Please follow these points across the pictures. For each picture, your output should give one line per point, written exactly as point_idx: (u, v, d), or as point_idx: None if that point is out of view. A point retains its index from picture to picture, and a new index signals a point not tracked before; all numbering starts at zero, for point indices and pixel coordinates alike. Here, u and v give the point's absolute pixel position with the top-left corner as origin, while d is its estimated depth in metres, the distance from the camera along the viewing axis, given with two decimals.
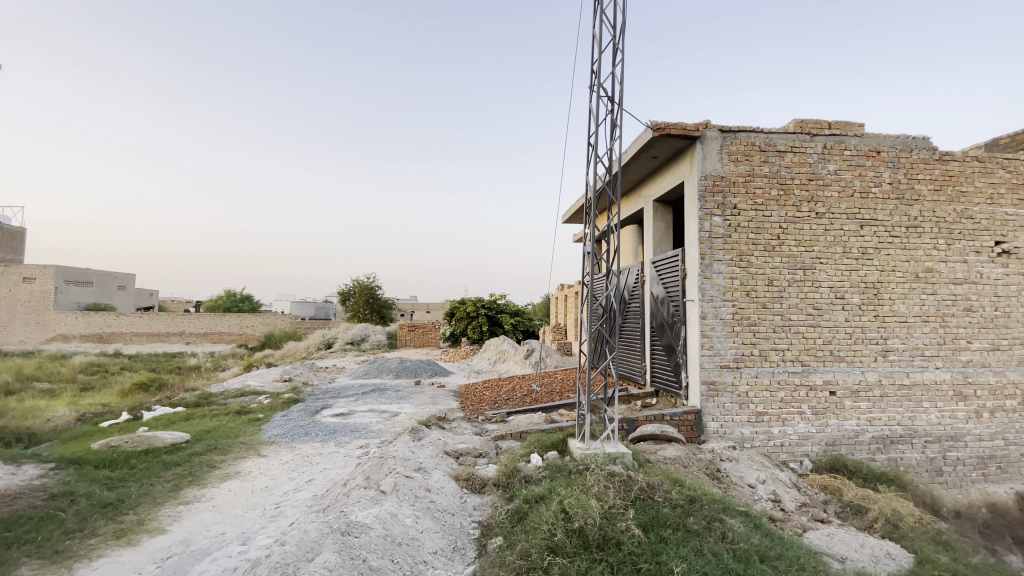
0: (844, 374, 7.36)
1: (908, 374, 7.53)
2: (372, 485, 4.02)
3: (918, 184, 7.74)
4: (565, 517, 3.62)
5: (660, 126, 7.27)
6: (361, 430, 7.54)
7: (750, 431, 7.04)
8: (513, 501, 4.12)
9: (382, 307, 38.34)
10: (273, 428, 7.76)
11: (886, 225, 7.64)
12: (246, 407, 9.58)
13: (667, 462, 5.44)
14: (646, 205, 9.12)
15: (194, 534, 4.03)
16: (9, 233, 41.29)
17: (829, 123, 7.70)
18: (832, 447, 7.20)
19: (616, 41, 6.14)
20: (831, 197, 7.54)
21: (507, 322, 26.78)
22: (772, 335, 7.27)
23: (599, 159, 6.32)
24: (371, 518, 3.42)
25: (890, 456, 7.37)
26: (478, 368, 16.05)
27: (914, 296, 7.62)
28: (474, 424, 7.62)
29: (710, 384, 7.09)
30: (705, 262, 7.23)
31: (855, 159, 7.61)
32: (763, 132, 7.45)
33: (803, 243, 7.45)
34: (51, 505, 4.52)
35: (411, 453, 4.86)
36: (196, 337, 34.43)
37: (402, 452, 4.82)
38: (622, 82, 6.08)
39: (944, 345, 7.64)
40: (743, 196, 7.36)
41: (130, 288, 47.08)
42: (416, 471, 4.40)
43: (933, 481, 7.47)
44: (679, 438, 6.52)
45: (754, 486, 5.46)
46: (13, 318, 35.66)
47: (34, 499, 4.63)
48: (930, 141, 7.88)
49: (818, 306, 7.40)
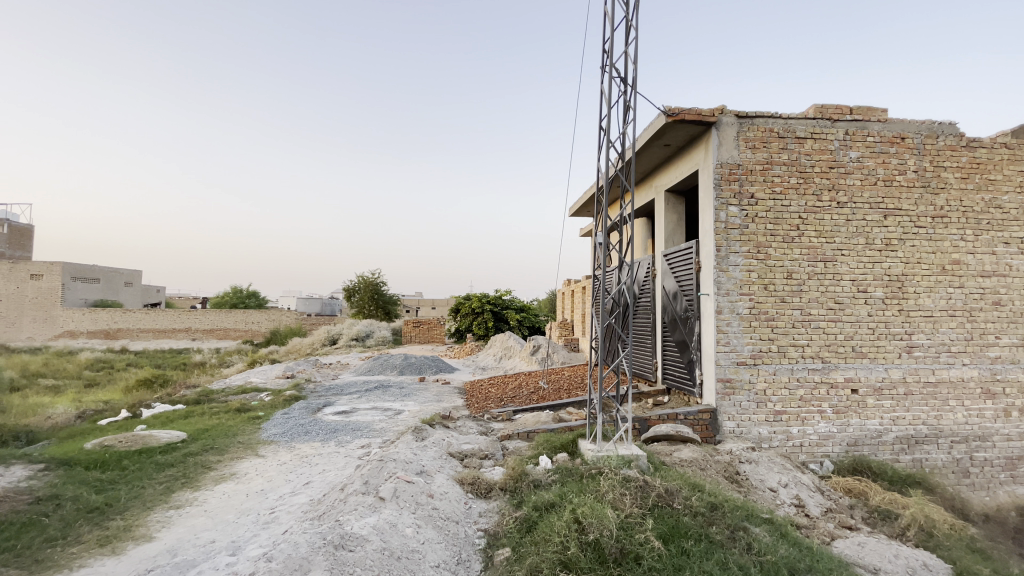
0: (867, 371, 7.03)
1: (934, 371, 7.17)
2: (371, 491, 3.75)
3: (944, 172, 7.37)
4: (578, 528, 3.35)
5: (673, 112, 6.95)
6: (363, 429, 7.28)
7: (768, 431, 6.73)
8: (522, 507, 3.84)
9: (388, 303, 38.19)
10: (272, 426, 7.52)
11: (911, 214, 7.28)
12: (246, 404, 9.37)
13: (684, 464, 5.14)
14: (657, 196, 8.79)
15: (181, 542, 3.78)
16: (17, 230, 41.53)
17: (850, 108, 7.32)
18: (854, 447, 6.88)
19: (629, 18, 5.78)
20: (853, 185, 7.19)
21: (513, 318, 26.55)
22: (791, 330, 6.95)
23: (611, 145, 5.96)
24: (368, 528, 3.16)
25: (914, 457, 7.04)
26: (484, 364, 15.80)
27: (939, 289, 7.26)
28: (479, 423, 7.35)
29: (726, 382, 6.78)
30: (721, 254, 6.90)
31: (878, 146, 7.25)
32: (781, 118, 7.10)
33: (824, 234, 7.10)
34: (37, 509, 4.32)
35: (413, 455, 4.58)
36: (201, 333, 34.46)
37: (404, 454, 4.55)
38: (636, 62, 5.72)
39: (971, 341, 7.28)
40: (760, 184, 7.02)
41: (138, 285, 47.25)
42: (418, 475, 4.13)
43: (960, 483, 7.12)
44: (695, 438, 6.20)
45: (776, 490, 5.16)
46: (22, 315, 35.88)
47: (19, 502, 4.42)
48: (957, 127, 7.50)
49: (839, 300, 7.06)
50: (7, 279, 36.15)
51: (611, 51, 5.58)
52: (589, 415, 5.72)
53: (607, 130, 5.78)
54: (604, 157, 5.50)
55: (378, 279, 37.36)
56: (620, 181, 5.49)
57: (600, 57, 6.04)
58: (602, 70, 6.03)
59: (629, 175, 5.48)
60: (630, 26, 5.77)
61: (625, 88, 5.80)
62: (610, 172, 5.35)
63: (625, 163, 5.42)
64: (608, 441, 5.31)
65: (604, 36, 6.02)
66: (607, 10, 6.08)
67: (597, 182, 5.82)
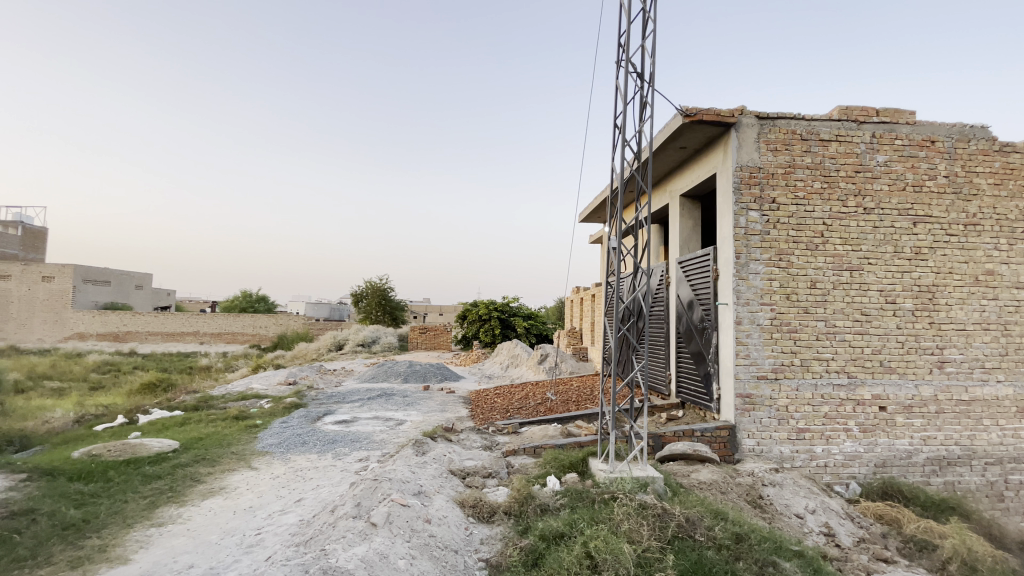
0: (896, 388, 6.61)
1: (967, 388, 6.73)
2: (363, 516, 3.45)
3: (977, 178, 6.96)
4: (591, 565, 3.03)
5: (691, 112, 6.63)
6: (362, 441, 6.97)
7: (791, 450, 6.35)
8: (527, 536, 3.50)
9: (394, 309, 38.02)
10: (269, 436, 7.23)
11: (942, 222, 6.88)
12: (245, 412, 9.10)
13: (703, 487, 4.78)
14: (672, 201, 8.47)
15: (158, 567, 3.49)
16: (32, 233, 42.05)
17: (877, 110, 6.96)
18: (882, 469, 6.46)
19: (647, 10, 5.49)
20: (881, 190, 6.82)
21: (520, 326, 26.21)
22: (815, 343, 6.56)
23: (627, 143, 5.65)
24: (356, 561, 2.84)
25: (946, 479, 6.59)
26: (490, 373, 15.47)
27: (973, 301, 6.84)
28: (484, 436, 7.02)
29: (745, 397, 6.41)
30: (740, 261, 6.54)
31: (907, 149, 6.88)
32: (804, 120, 6.77)
33: (850, 241, 6.73)
34: (10, 525, 4.05)
35: (411, 473, 4.26)
36: (209, 337, 34.50)
37: (401, 472, 4.22)
38: (654, 56, 5.41)
39: (1006, 356, 6.84)
40: (782, 189, 6.68)
41: (148, 288, 47.55)
42: (415, 497, 3.80)
43: (995, 508, 6.65)
44: (713, 458, 5.83)
45: (803, 517, 4.78)
46: (33, 317, 36.17)
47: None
48: (990, 130, 7.10)
49: (866, 311, 6.67)
50: (19, 281, 36.49)
51: (627, 45, 5.28)
52: (602, 431, 5.37)
53: (623, 128, 5.46)
54: (620, 156, 5.17)
55: (385, 284, 37.27)
56: (637, 182, 5.15)
57: (616, 51, 5.74)
58: (618, 65, 5.73)
59: (646, 175, 5.13)
60: (647, 17, 5.47)
61: (642, 84, 5.49)
62: (625, 172, 5.01)
63: (642, 163, 5.09)
64: (621, 460, 4.96)
65: (620, 28, 5.73)
66: (624, 3, 5.79)
67: (612, 183, 5.49)
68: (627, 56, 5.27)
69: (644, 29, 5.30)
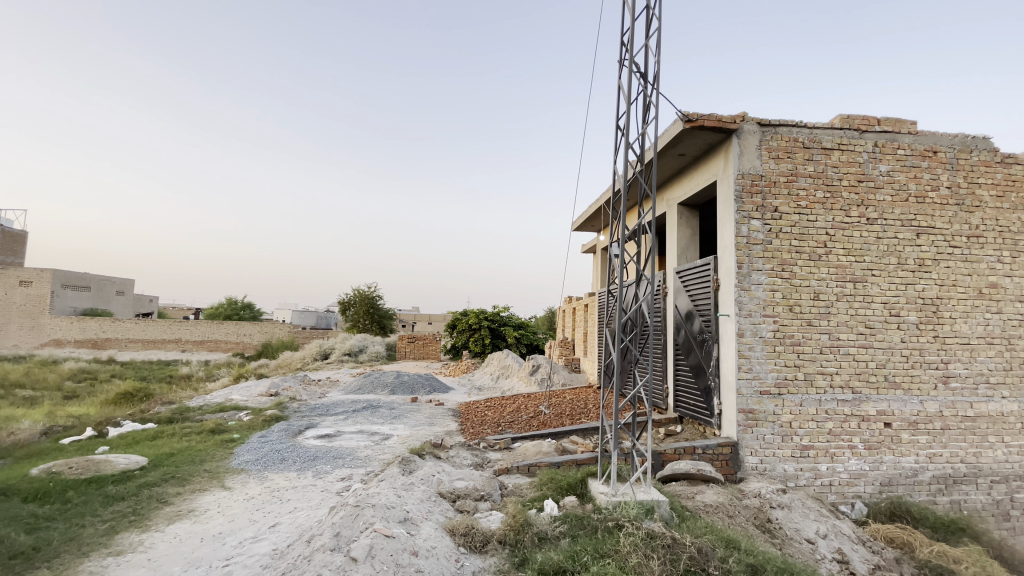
0: (901, 403, 6.41)
1: (972, 404, 6.54)
2: (342, 548, 3.10)
3: (978, 189, 6.84)
4: None
5: (692, 117, 6.44)
6: (345, 458, 6.58)
7: (795, 468, 6.10)
8: (524, 571, 3.18)
9: (382, 317, 37.52)
10: (245, 452, 6.80)
11: (945, 233, 6.74)
12: (223, 425, 8.64)
13: (709, 511, 4.51)
14: (669, 210, 8.27)
15: None
16: (11, 237, 41.05)
17: (878, 119, 6.83)
18: (888, 487, 6.23)
19: (651, 7, 5.30)
20: (883, 201, 6.67)
21: (510, 335, 25.94)
22: (819, 357, 6.35)
23: (630, 146, 5.42)
24: None
25: (952, 498, 6.37)
26: (480, 383, 15.11)
27: (977, 315, 6.68)
28: (474, 453, 6.68)
29: (748, 413, 6.17)
30: (743, 272, 6.31)
31: (909, 159, 6.75)
32: (806, 127, 6.61)
33: (853, 252, 6.56)
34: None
35: (397, 497, 3.91)
36: (191, 345, 33.75)
37: (386, 496, 3.87)
38: (659, 54, 5.18)
39: (1010, 371, 6.68)
40: (785, 197, 6.50)
41: (130, 294, 46.52)
42: (401, 525, 3.47)
43: (1002, 528, 6.43)
44: (717, 477, 5.57)
45: (814, 542, 4.53)
46: (7, 322, 35.08)
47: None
48: (991, 142, 7.00)
49: (870, 324, 6.48)
50: None
51: (631, 43, 5.07)
52: (602, 450, 5.07)
53: (626, 130, 5.22)
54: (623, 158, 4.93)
55: (373, 292, 36.82)
56: (642, 185, 4.89)
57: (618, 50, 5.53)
58: (620, 64, 5.52)
59: (651, 178, 4.87)
60: (652, 15, 5.28)
61: (646, 84, 5.27)
62: (629, 175, 4.75)
63: (646, 165, 4.83)
64: (623, 482, 4.65)
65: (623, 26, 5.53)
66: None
67: (614, 186, 5.22)
68: (631, 54, 5.06)
69: (651, 26, 5.09)
